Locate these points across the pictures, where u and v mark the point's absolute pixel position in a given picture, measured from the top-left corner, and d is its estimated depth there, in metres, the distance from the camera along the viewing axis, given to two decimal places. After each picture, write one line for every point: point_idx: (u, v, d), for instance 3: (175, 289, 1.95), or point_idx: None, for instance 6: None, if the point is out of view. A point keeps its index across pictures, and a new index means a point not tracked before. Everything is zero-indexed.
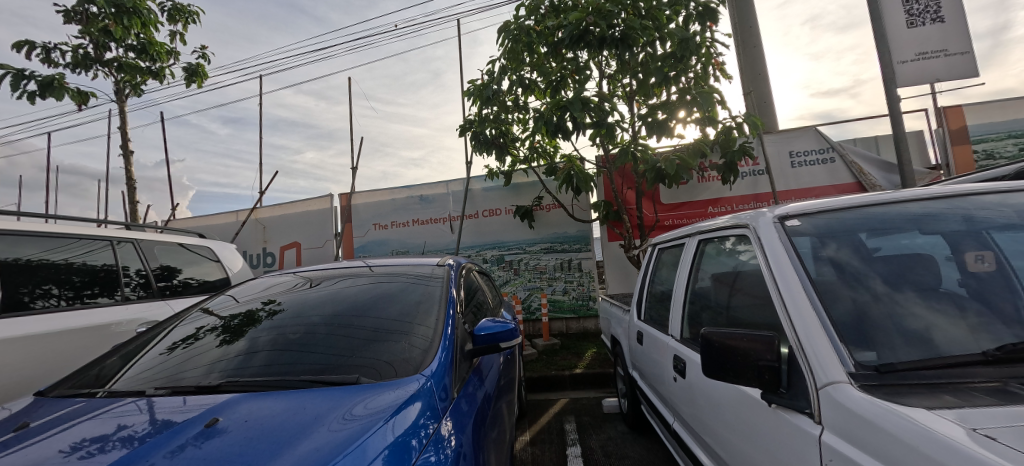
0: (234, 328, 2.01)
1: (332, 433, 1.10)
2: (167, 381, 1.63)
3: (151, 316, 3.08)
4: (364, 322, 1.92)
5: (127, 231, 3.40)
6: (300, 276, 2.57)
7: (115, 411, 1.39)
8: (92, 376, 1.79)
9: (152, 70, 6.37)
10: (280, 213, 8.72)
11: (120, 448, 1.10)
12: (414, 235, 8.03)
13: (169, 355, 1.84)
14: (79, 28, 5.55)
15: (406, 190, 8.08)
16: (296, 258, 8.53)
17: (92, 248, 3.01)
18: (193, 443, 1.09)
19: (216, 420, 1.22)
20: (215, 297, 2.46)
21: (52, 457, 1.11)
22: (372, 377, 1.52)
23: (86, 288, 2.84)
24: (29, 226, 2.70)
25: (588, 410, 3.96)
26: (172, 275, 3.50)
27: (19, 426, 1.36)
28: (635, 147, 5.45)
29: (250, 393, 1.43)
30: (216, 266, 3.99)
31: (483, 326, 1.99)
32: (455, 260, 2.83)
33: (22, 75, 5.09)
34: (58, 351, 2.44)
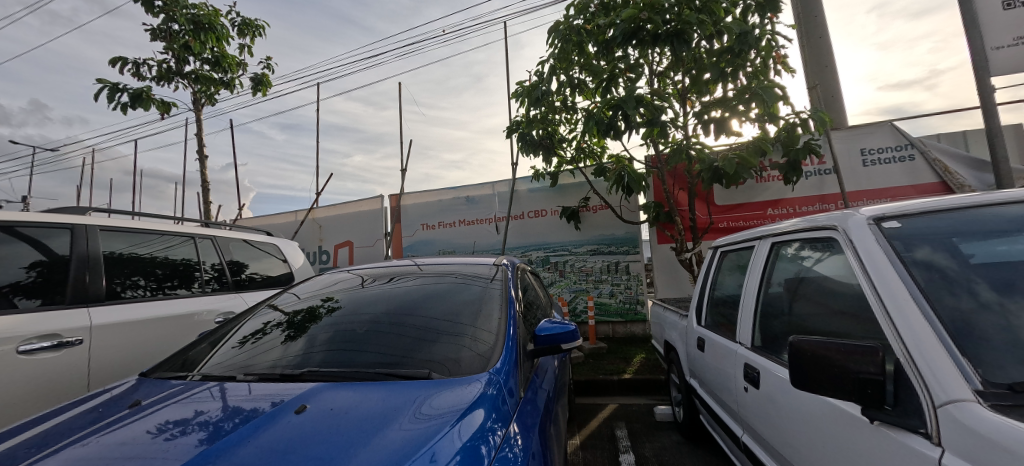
0: (297, 323, 2.13)
1: (406, 432, 1.13)
2: (250, 369, 1.76)
3: (226, 307, 3.34)
4: (421, 320, 1.97)
5: (204, 228, 3.69)
6: (356, 274, 2.68)
7: (193, 397, 1.50)
8: (182, 361, 1.95)
9: (224, 81, 6.91)
10: (335, 214, 9.20)
11: (199, 431, 1.19)
12: (461, 236, 8.19)
13: (241, 348, 1.97)
14: (163, 45, 6.13)
15: (453, 191, 8.25)
16: (348, 256, 8.96)
17: (172, 243, 3.29)
18: (289, 426, 1.18)
19: (305, 406, 1.30)
20: (279, 292, 2.62)
21: (143, 437, 1.21)
22: (442, 373, 1.57)
23: (167, 280, 3.10)
24: (122, 222, 2.99)
25: (639, 417, 3.84)
26: (242, 270, 3.76)
27: (128, 404, 1.51)
28: (691, 146, 5.26)
29: (331, 382, 1.51)
30: (280, 261, 4.24)
31: (544, 327, 1.98)
32: (511, 260, 2.86)
33: (116, 88, 5.68)
34: (149, 337, 2.71)
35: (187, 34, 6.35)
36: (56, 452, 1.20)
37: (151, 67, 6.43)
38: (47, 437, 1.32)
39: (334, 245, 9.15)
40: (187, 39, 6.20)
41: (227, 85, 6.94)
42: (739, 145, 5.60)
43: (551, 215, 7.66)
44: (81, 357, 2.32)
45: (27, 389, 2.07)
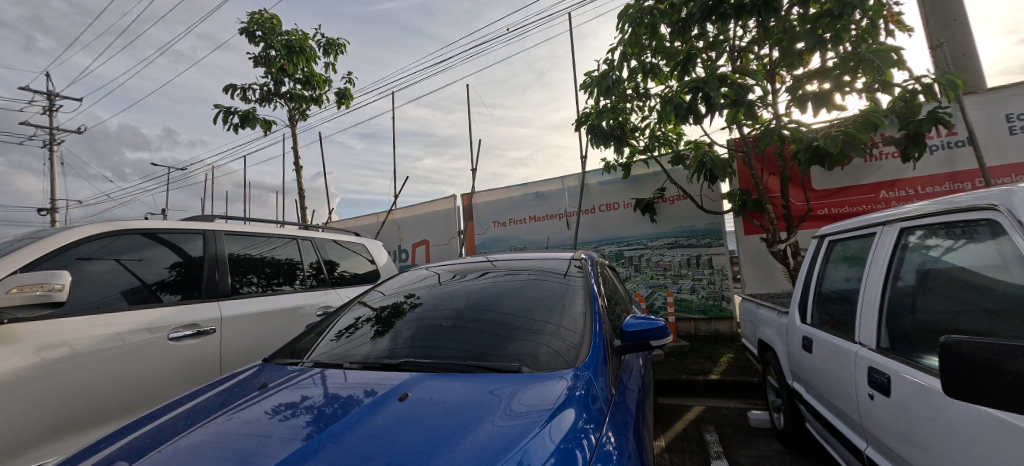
0: (385, 319, 2.29)
1: (499, 428, 1.16)
2: (352, 358, 1.94)
3: (323, 301, 3.71)
4: (502, 314, 2.03)
5: (303, 231, 4.13)
6: (433, 271, 2.82)
7: (299, 383, 1.67)
8: (296, 349, 2.19)
9: (313, 98, 7.67)
10: (411, 214, 9.82)
11: (305, 414, 1.35)
12: (532, 233, 8.31)
13: (339, 340, 2.17)
14: (265, 70, 6.96)
15: (523, 189, 8.41)
16: (424, 254, 9.50)
17: (277, 244, 3.72)
18: (394, 413, 1.29)
19: (407, 395, 1.40)
20: (366, 290, 2.84)
21: (260, 415, 1.40)
22: (530, 367, 1.60)
23: (274, 277, 3.51)
24: (239, 227, 3.45)
25: (731, 422, 3.59)
26: (333, 268, 4.14)
27: (259, 385, 1.74)
28: (785, 126, 4.79)
29: (429, 373, 1.60)
30: (365, 260, 4.61)
31: (630, 322, 1.93)
32: (589, 255, 2.84)
33: (229, 111, 6.56)
34: (264, 328, 3.10)
35: (282, 59, 7.14)
36: (202, 422, 1.43)
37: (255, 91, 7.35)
38: (197, 412, 1.55)
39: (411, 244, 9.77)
40: (282, 63, 6.98)
41: (316, 101, 7.71)
42: (843, 119, 4.97)
43: (623, 208, 7.52)
44: (213, 345, 2.72)
45: (176, 371, 2.49)
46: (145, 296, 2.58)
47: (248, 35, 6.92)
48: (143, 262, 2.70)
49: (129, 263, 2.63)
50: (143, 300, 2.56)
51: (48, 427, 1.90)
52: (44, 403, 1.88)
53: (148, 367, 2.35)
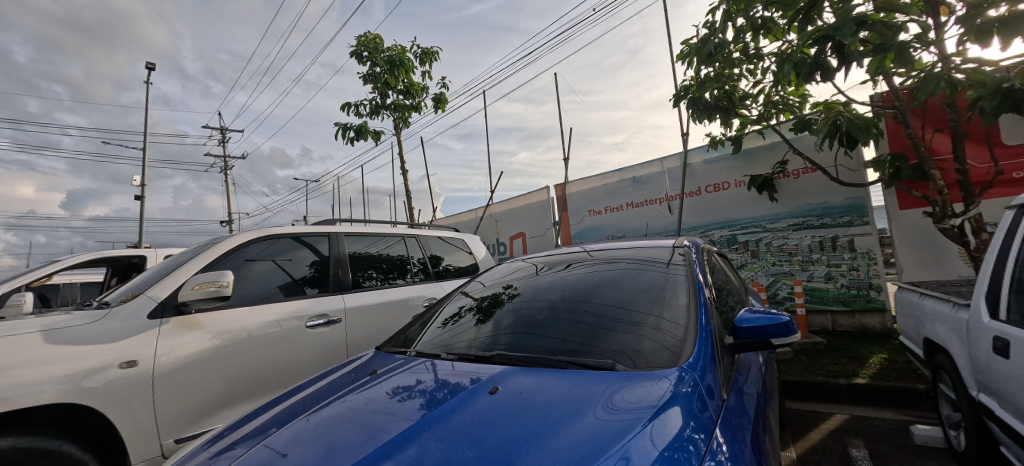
0: (485, 308, 2.42)
1: (601, 420, 1.13)
2: (454, 347, 2.08)
3: (430, 293, 4.07)
4: (595, 306, 1.98)
5: (411, 229, 4.56)
6: (530, 263, 2.87)
7: (413, 368, 1.87)
8: (401, 338, 2.45)
9: (413, 105, 8.42)
10: (508, 208, 10.54)
11: (417, 398, 1.51)
12: (630, 220, 8.30)
13: (444, 328, 2.36)
14: (373, 86, 7.84)
15: (618, 174, 8.46)
16: (522, 246, 10.17)
17: (392, 243, 4.17)
18: (486, 405, 1.33)
19: (497, 388, 1.44)
20: (467, 281, 3.02)
21: (382, 396, 1.60)
22: (626, 365, 1.53)
23: (390, 272, 3.96)
24: (361, 228, 3.96)
25: (888, 437, 3.02)
26: (439, 263, 4.51)
27: (369, 371, 1.97)
28: (955, 67, 3.76)
29: (518, 367, 1.64)
30: (466, 254, 4.92)
31: (744, 317, 1.72)
32: (691, 241, 2.60)
33: (347, 126, 7.55)
34: (382, 317, 3.52)
35: (386, 74, 7.95)
36: (336, 397, 1.70)
37: (366, 106, 8.32)
38: (323, 392, 1.80)
39: (510, 237, 10.58)
40: (386, 77, 7.77)
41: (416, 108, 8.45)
42: None
43: (731, 188, 7.05)
44: (341, 332, 3.18)
45: (315, 353, 2.98)
46: (294, 289, 3.15)
47: (357, 56, 7.83)
48: (293, 261, 3.28)
49: (283, 262, 3.22)
50: (294, 292, 3.12)
51: (224, 396, 2.49)
52: (223, 379, 2.49)
53: (294, 350, 2.86)
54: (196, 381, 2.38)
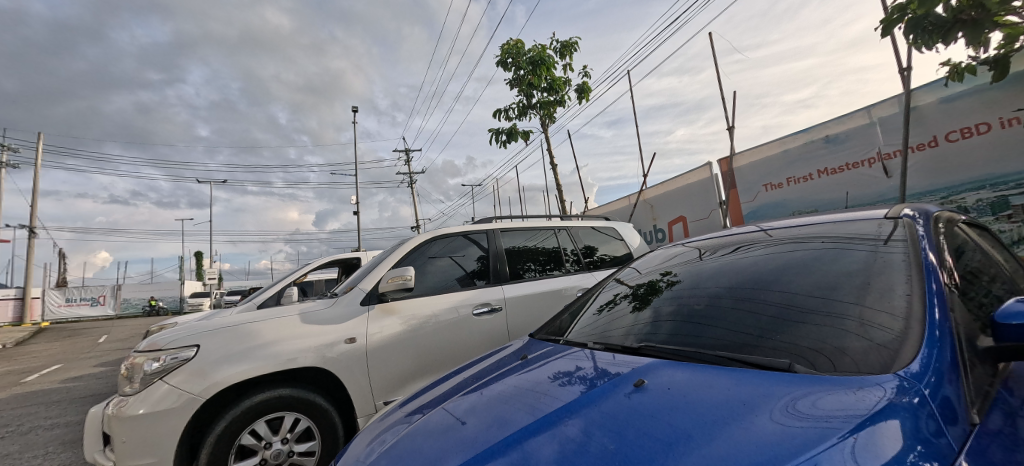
0: (642, 296, 2.30)
1: (780, 427, 0.95)
2: (608, 335, 2.07)
3: (582, 283, 4.09)
4: (771, 297, 1.68)
5: (564, 221, 4.64)
6: (690, 247, 2.58)
7: (571, 355, 1.95)
8: (554, 327, 2.55)
9: (557, 100, 8.76)
10: (664, 192, 10.18)
11: (578, 384, 1.56)
12: (823, 192, 6.74)
13: (599, 315, 2.36)
14: (519, 90, 8.46)
15: (803, 136, 7.00)
16: (683, 231, 9.59)
17: (546, 236, 4.28)
18: (633, 398, 1.28)
19: (644, 382, 1.37)
20: (619, 270, 2.94)
21: (545, 378, 1.74)
22: (807, 367, 1.27)
23: (547, 264, 4.12)
24: (520, 223, 4.24)
25: None
26: (595, 253, 4.50)
27: (521, 356, 2.14)
28: None
29: (667, 360, 1.53)
30: (621, 243, 4.77)
31: (1009, 312, 1.19)
32: (916, 208, 1.91)
33: (499, 131, 8.32)
34: (539, 306, 3.74)
35: (530, 75, 8.47)
36: (508, 373, 1.91)
37: (514, 109, 9.02)
38: (481, 373, 2.04)
39: (667, 222, 10.10)
40: (529, 79, 8.28)
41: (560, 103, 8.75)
42: None
43: (988, 132, 5.02)
44: (503, 320, 3.51)
45: (482, 338, 3.36)
46: (469, 281, 3.64)
47: (503, 65, 8.50)
48: (466, 256, 3.76)
49: (458, 257, 3.73)
50: (469, 284, 3.62)
51: (416, 370, 3.07)
52: (414, 355, 3.08)
53: (464, 334, 3.29)
54: (395, 357, 3.01)
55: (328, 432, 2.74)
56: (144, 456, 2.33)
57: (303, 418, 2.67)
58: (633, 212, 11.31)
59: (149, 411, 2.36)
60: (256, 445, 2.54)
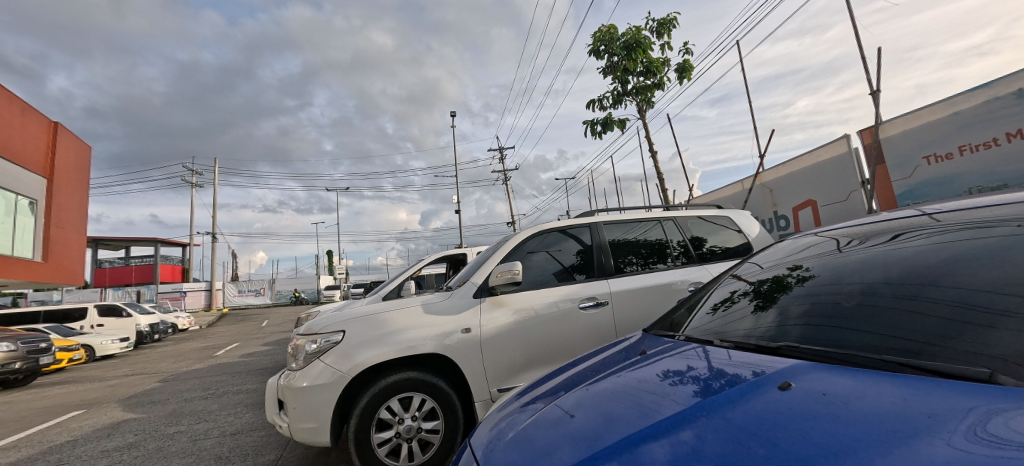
0: (766, 293, 2.05)
1: (969, 450, 0.75)
2: (729, 335, 1.90)
3: (694, 277, 3.88)
4: (943, 290, 1.32)
5: (669, 211, 4.39)
6: (825, 237, 2.22)
7: (684, 353, 1.84)
8: (669, 322, 2.41)
9: (656, 83, 8.35)
10: (786, 173, 9.10)
11: (690, 383, 1.47)
12: (1007, 163, 5.30)
13: (714, 315, 2.17)
14: (614, 77, 8.26)
15: (978, 93, 5.62)
16: (813, 217, 8.39)
17: (650, 227, 4.10)
18: (777, 401, 1.14)
19: (791, 384, 1.20)
20: (738, 264, 2.67)
21: (652, 377, 1.65)
22: (1013, 377, 0.96)
23: (650, 257, 3.93)
24: (625, 215, 4.10)
25: None
26: (703, 244, 4.19)
27: (640, 351, 2.07)
28: None
29: (816, 363, 1.33)
30: (734, 231, 4.39)
31: None
32: None
33: (594, 121, 8.21)
34: (646, 300, 3.62)
35: (624, 61, 8.19)
36: (613, 371, 1.87)
37: (608, 98, 8.83)
38: (599, 366, 2.02)
39: (792, 208, 8.95)
40: (625, 65, 8.03)
41: (658, 85, 8.35)
42: None
43: None
44: (608, 314, 3.47)
45: (586, 332, 3.38)
46: (566, 276, 3.62)
47: (596, 53, 8.35)
48: (562, 251, 3.73)
49: (554, 252, 3.71)
50: (567, 278, 3.61)
51: (526, 360, 3.20)
52: (522, 347, 3.20)
53: (569, 327, 3.33)
54: (505, 347, 3.16)
55: (450, 412, 3.00)
56: (309, 421, 2.80)
57: (428, 399, 2.97)
58: (748, 196, 10.32)
59: (311, 384, 2.82)
60: (392, 418, 2.90)
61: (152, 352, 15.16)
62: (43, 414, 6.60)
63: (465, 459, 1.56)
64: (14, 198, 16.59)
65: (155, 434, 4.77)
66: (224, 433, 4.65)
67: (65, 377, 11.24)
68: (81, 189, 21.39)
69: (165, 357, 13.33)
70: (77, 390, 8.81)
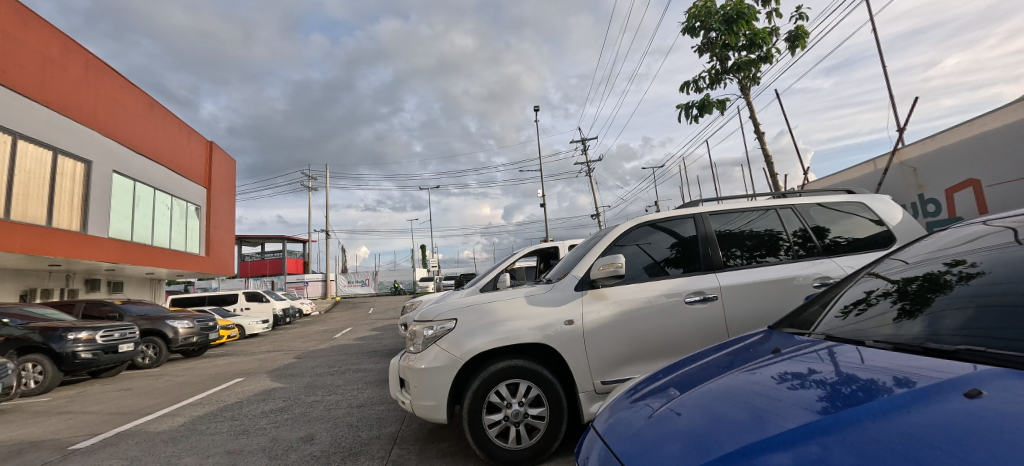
0: (914, 295, 1.76)
1: None
2: (872, 337, 1.67)
3: (820, 271, 3.51)
4: None
5: (783, 199, 4.01)
6: (1000, 226, 1.83)
7: (803, 357, 1.67)
8: (800, 320, 2.28)
9: (762, 57, 7.59)
10: (936, 149, 7.97)
11: (817, 388, 1.30)
12: None
13: (847, 319, 1.95)
14: (712, 55, 7.66)
15: None
16: (974, 198, 7.23)
17: (757, 217, 3.77)
18: (957, 408, 0.92)
19: (980, 391, 0.96)
20: (879, 260, 2.33)
21: (768, 379, 1.52)
22: None
23: (757, 250, 3.63)
24: (733, 204, 3.84)
25: None
26: (825, 235, 3.76)
27: (772, 349, 1.92)
28: None
29: (1007, 371, 1.07)
30: (870, 221, 3.90)
31: None
32: None
33: (690, 105, 7.70)
34: (762, 295, 3.38)
35: (724, 35, 7.56)
36: (722, 373, 1.75)
37: (704, 78, 8.19)
38: (725, 362, 1.92)
39: (945, 190, 7.80)
40: (725, 40, 7.38)
41: (765, 59, 7.53)
42: None
43: None
44: (718, 309, 3.30)
45: (693, 328, 3.24)
46: (658, 270, 3.49)
47: (690, 31, 7.77)
48: (652, 244, 3.60)
49: (644, 246, 3.59)
50: (657, 273, 3.47)
51: (629, 355, 3.17)
52: (625, 341, 3.18)
53: (674, 322, 3.22)
54: (608, 340, 3.16)
55: (555, 401, 3.11)
56: (428, 399, 3.09)
57: (534, 386, 3.10)
58: (882, 178, 9.06)
59: (429, 366, 3.10)
60: (501, 403, 3.09)
61: (284, 333, 17.87)
62: (216, 378, 8.19)
63: (589, 438, 1.65)
64: (187, 205, 20.68)
65: (298, 402, 5.65)
66: (352, 404, 5.35)
67: (226, 350, 13.81)
68: (230, 196, 25.90)
69: (295, 337, 15.63)
70: (236, 361, 10.77)
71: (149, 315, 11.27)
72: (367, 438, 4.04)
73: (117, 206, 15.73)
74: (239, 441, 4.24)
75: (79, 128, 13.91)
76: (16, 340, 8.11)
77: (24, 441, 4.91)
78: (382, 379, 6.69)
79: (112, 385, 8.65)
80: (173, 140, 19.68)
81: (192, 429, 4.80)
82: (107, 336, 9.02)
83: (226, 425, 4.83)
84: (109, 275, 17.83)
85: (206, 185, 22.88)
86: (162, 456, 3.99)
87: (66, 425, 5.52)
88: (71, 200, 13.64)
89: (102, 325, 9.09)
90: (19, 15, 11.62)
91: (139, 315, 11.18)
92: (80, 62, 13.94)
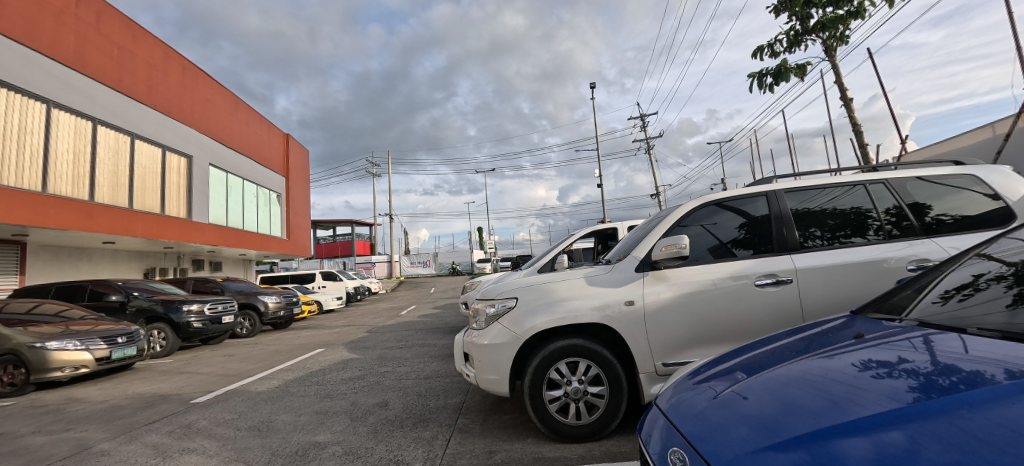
0: None
1: None
2: (981, 324, 1.49)
3: (917, 253, 3.12)
4: None
5: (874, 173, 3.58)
6: None
7: (892, 344, 1.53)
8: (888, 305, 2.08)
9: (852, 12, 6.65)
10: None
11: (907, 378, 1.19)
12: None
13: (947, 305, 1.75)
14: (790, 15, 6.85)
15: None
16: None
17: (841, 193, 3.42)
18: None
19: None
20: (991, 239, 2.03)
21: (847, 366, 1.42)
22: None
23: (840, 230, 3.30)
24: (813, 181, 3.50)
25: None
26: (923, 213, 3.32)
27: (854, 335, 1.78)
28: None
29: None
30: (982, 196, 3.38)
31: None
32: None
33: (762, 73, 7.02)
34: (846, 278, 3.09)
35: None
36: (793, 359, 1.66)
37: (781, 42, 7.40)
38: (803, 346, 1.81)
39: None
40: None
41: (856, 13, 6.60)
42: None
43: None
44: (794, 293, 3.07)
45: (763, 312, 3.06)
46: (724, 252, 3.31)
47: None
48: (718, 225, 3.41)
49: (709, 226, 3.41)
50: (723, 254, 3.30)
51: (691, 337, 3.08)
52: (688, 323, 3.09)
53: (742, 305, 3.07)
54: (669, 322, 3.09)
55: (614, 381, 3.12)
56: (491, 373, 3.24)
57: (594, 365, 3.14)
58: (1003, 144, 7.82)
59: (491, 342, 3.25)
60: (561, 380, 3.18)
61: (356, 310, 19.48)
62: (302, 348, 9.20)
63: (652, 416, 1.67)
64: (269, 193, 22.92)
65: (373, 371, 6.20)
66: (420, 375, 5.78)
67: (309, 323, 15.38)
68: (305, 184, 28.26)
69: (366, 314, 17.05)
70: (317, 333, 11.98)
71: (245, 291, 12.85)
72: (434, 407, 4.36)
73: (214, 195, 17.82)
74: (325, 403, 4.77)
75: (180, 128, 15.82)
76: (145, 309, 9.65)
77: (159, 393, 5.93)
78: (446, 354, 7.14)
79: (219, 351, 10.06)
80: (255, 134, 21.70)
81: (285, 391, 5.48)
82: (212, 309, 10.45)
83: (313, 389, 5.45)
84: (211, 257, 20.47)
85: (285, 174, 25.12)
86: (264, 412, 4.63)
87: (188, 382, 6.57)
88: (178, 190, 15.69)
89: (208, 299, 10.53)
90: (130, 30, 13.30)
91: (236, 291, 12.76)
92: (178, 68, 15.70)
